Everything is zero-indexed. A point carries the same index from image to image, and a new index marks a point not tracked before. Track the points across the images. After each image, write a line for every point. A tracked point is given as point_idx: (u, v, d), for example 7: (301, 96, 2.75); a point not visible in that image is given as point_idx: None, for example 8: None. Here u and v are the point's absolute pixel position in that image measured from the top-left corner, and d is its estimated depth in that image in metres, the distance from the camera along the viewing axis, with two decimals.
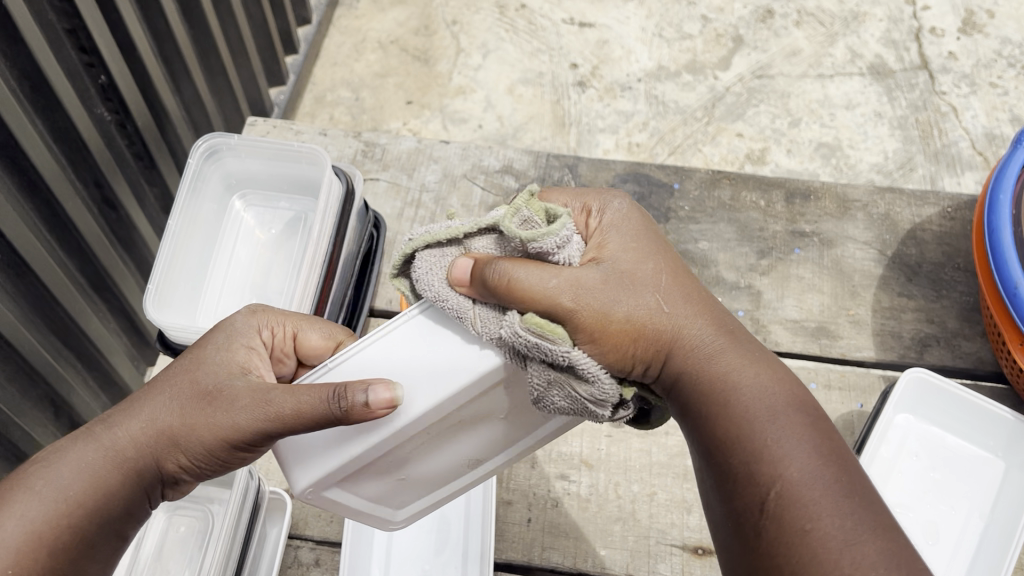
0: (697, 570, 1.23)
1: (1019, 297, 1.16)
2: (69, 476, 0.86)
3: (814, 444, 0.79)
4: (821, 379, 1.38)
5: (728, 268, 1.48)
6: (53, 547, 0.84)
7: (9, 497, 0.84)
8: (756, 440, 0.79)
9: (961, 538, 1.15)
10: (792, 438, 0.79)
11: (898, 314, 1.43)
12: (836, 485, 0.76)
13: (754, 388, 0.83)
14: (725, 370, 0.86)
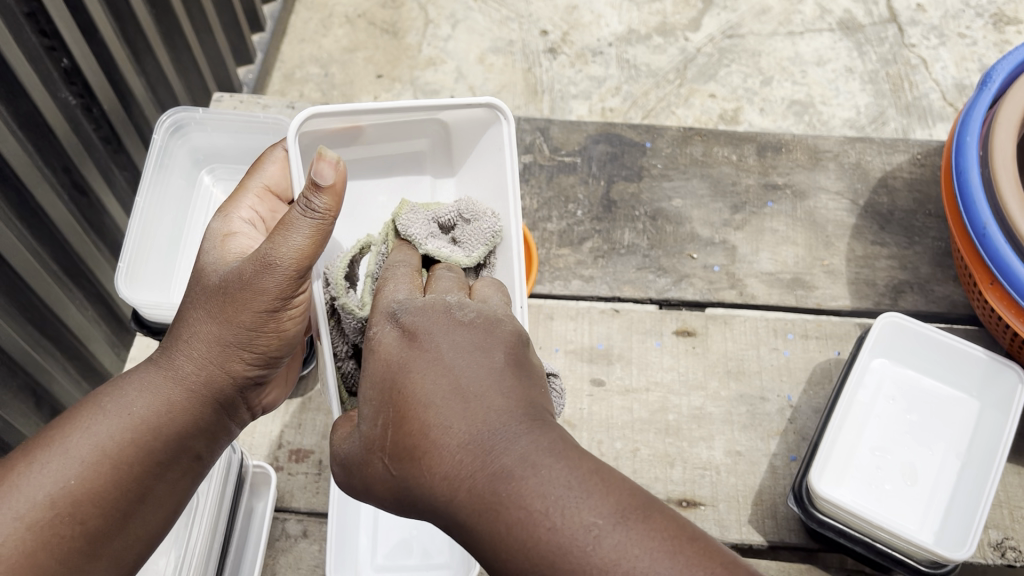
0: None
1: (988, 236, 1.17)
2: (143, 407, 0.94)
3: (630, 521, 0.66)
4: (798, 329, 1.39)
5: (702, 225, 1.49)
6: (132, 462, 0.91)
7: (79, 448, 0.90)
8: (472, 469, 0.72)
9: (941, 477, 1.16)
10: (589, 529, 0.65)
11: (872, 262, 1.44)
12: (569, 485, 0.68)
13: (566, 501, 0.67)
14: (474, 450, 0.73)
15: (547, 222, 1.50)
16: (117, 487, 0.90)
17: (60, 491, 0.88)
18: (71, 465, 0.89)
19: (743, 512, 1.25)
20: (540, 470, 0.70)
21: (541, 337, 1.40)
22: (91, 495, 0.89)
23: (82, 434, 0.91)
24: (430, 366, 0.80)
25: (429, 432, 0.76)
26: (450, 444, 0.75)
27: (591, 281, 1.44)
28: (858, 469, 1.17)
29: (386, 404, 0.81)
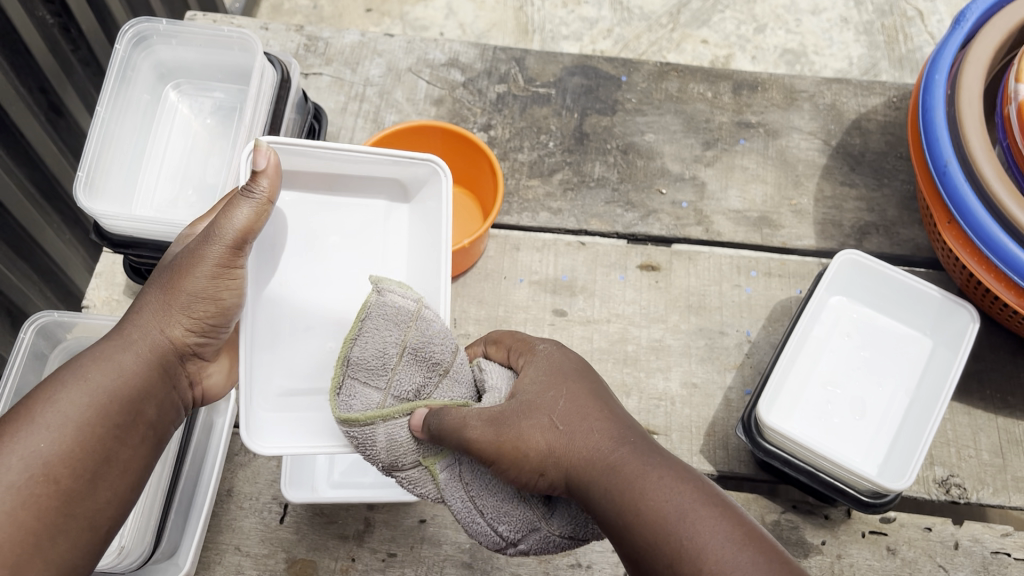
0: None
1: (949, 174, 1.17)
2: (99, 376, 0.90)
3: (758, 551, 0.70)
4: (761, 267, 1.40)
5: (674, 160, 1.49)
6: (95, 423, 0.88)
7: (39, 414, 0.86)
8: (626, 504, 0.76)
9: (889, 412, 1.18)
10: (732, 555, 0.70)
11: (839, 203, 1.44)
12: (714, 529, 0.72)
13: (717, 533, 0.71)
14: (646, 463, 0.78)
15: (517, 152, 1.49)
16: (79, 447, 0.86)
17: (25, 449, 0.84)
18: (40, 433, 0.85)
19: (695, 443, 1.27)
20: (687, 519, 0.73)
21: (506, 268, 1.40)
22: (55, 455, 0.85)
23: (48, 407, 0.86)
24: (570, 396, 0.86)
25: (573, 465, 0.81)
26: (627, 455, 0.79)
27: (559, 214, 1.44)
28: (809, 400, 1.19)
29: (524, 414, 0.85)
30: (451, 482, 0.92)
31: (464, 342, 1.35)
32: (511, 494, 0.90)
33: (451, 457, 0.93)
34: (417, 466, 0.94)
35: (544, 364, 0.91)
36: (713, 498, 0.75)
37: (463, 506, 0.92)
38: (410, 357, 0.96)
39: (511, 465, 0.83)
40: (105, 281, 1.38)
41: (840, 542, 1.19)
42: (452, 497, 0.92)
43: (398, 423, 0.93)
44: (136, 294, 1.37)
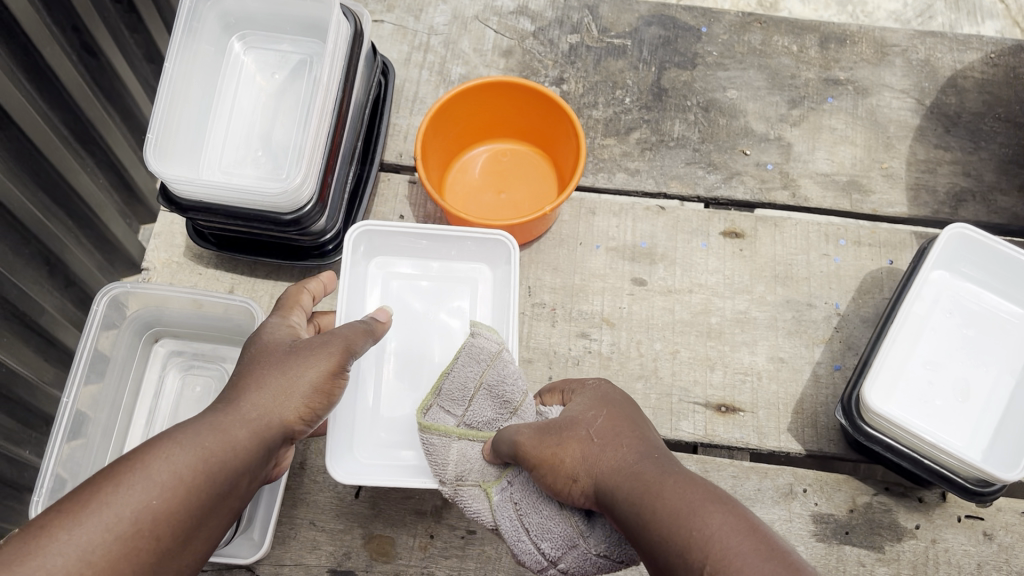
0: (720, 428, 1.22)
1: None
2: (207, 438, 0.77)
3: (760, 542, 0.63)
4: (851, 235, 1.33)
5: (758, 119, 1.41)
6: (198, 490, 0.74)
7: (142, 465, 0.72)
8: (639, 492, 0.75)
9: (993, 396, 1.13)
10: (735, 539, 0.64)
11: (933, 167, 1.37)
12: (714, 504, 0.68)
13: (722, 524, 0.66)
14: (669, 472, 0.76)
15: (592, 109, 1.42)
16: (177, 510, 0.72)
17: (126, 501, 0.70)
18: (149, 487, 0.71)
19: (783, 421, 1.22)
20: (692, 495, 0.70)
21: (582, 232, 1.34)
22: (152, 514, 0.71)
23: (159, 460, 0.73)
24: (608, 416, 0.89)
25: (598, 466, 0.82)
26: (654, 467, 0.78)
27: (637, 175, 1.37)
28: (909, 381, 1.13)
29: (567, 429, 0.88)
30: (503, 503, 0.97)
31: (539, 311, 1.29)
32: (553, 513, 0.93)
33: (506, 479, 0.99)
34: (477, 487, 1.00)
35: (594, 397, 0.94)
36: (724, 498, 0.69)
37: (511, 525, 0.96)
38: (489, 390, 1.04)
39: (551, 471, 0.86)
40: (163, 242, 1.32)
41: (934, 526, 1.15)
42: (502, 516, 0.97)
43: (470, 443, 1.02)
44: (196, 256, 1.31)
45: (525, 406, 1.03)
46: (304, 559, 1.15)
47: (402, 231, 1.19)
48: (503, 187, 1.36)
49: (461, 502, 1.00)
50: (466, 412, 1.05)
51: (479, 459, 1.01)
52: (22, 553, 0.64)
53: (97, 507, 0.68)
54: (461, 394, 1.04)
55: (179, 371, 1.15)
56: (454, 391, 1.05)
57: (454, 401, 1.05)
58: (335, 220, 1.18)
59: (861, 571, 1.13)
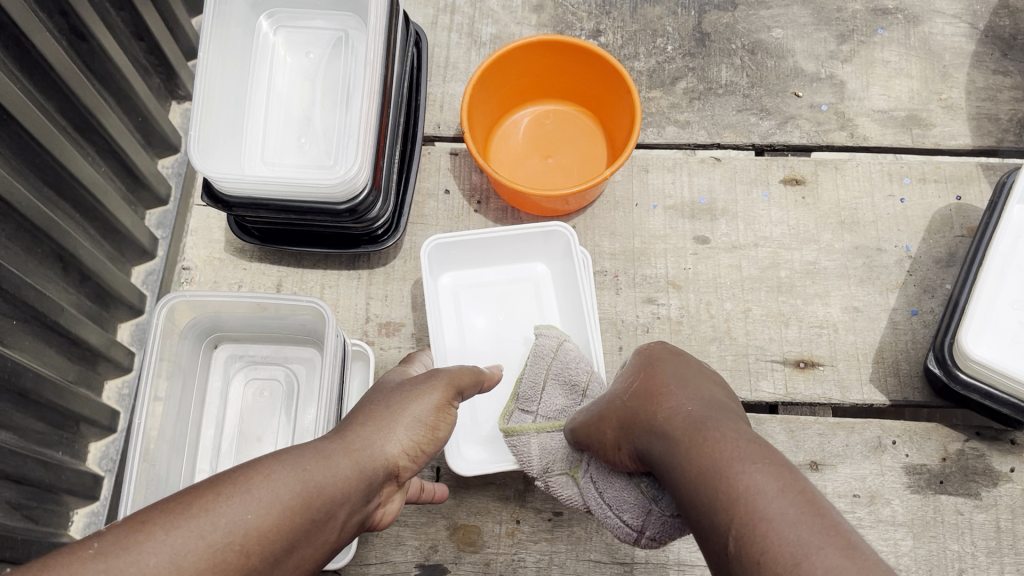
0: (801, 385, 1.18)
1: None
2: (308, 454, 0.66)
3: (801, 502, 0.50)
4: (915, 173, 1.28)
5: (807, 58, 1.34)
6: (301, 513, 0.61)
7: (241, 475, 0.60)
8: (666, 443, 0.62)
9: None
10: (772, 498, 0.51)
11: (994, 95, 1.31)
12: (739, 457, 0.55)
13: (754, 481, 0.53)
14: (700, 415, 0.62)
15: (633, 60, 1.35)
16: (273, 528, 0.59)
17: (222, 504, 0.58)
18: (252, 498, 0.59)
19: (865, 373, 1.19)
20: (717, 442, 0.57)
21: (637, 193, 1.28)
22: (251, 530, 0.58)
23: (263, 470, 0.61)
24: (642, 360, 0.75)
25: (625, 424, 0.71)
26: (682, 406, 0.64)
27: (687, 127, 1.31)
28: (1001, 323, 1.10)
29: (609, 394, 0.78)
30: (585, 482, 0.92)
31: (602, 280, 1.24)
32: (623, 481, 0.85)
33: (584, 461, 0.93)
34: (565, 474, 0.95)
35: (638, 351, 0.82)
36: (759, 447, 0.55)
37: (596, 503, 0.90)
38: (557, 378, 1.02)
39: (604, 444, 0.78)
40: (201, 239, 1.26)
41: None
42: (589, 497, 0.91)
43: (550, 435, 0.97)
44: (238, 251, 1.25)
45: (592, 385, 1.00)
46: (391, 557, 1.12)
47: (469, 241, 1.17)
48: (550, 151, 1.29)
49: (555, 492, 0.97)
50: (541, 405, 1.02)
51: (562, 447, 0.96)
52: (111, 549, 0.53)
53: (195, 514, 0.56)
54: (533, 389, 1.03)
55: (244, 376, 1.10)
56: (527, 389, 1.03)
57: (530, 396, 1.03)
58: (387, 207, 1.11)
59: (959, 519, 1.12)
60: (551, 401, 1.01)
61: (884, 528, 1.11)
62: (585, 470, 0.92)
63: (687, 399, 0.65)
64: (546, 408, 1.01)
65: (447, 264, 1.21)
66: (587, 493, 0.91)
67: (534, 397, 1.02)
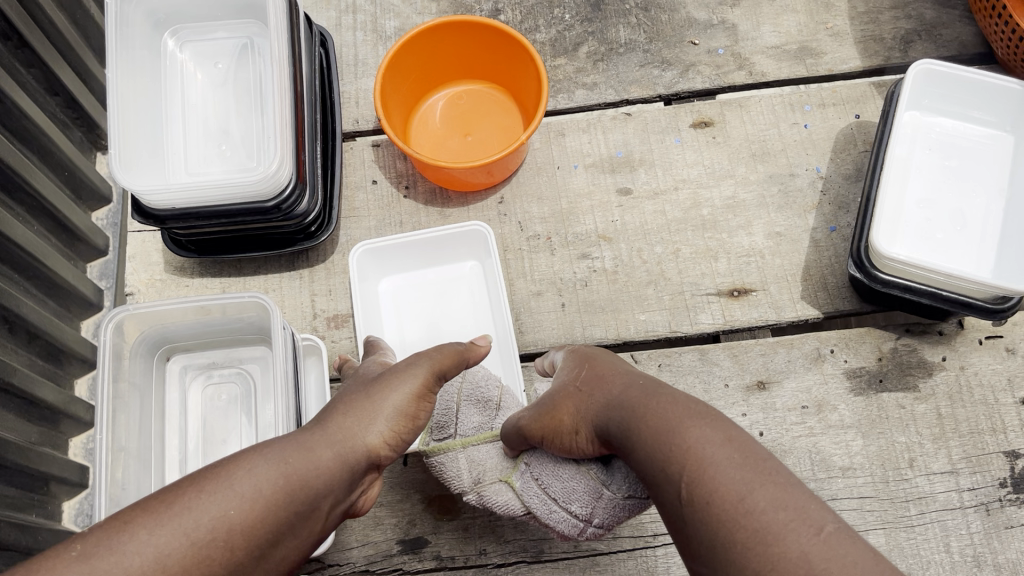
0: (737, 312, 1.24)
1: None
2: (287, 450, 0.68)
3: (745, 450, 0.57)
4: (814, 100, 1.35)
5: (698, 7, 1.40)
6: (280, 505, 0.64)
7: (221, 470, 0.64)
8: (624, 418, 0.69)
9: (989, 217, 1.16)
10: (715, 450, 0.58)
11: (876, 17, 1.39)
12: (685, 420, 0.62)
13: (701, 434, 0.59)
14: (652, 392, 0.69)
15: (534, 33, 1.40)
16: (254, 521, 0.62)
17: (203, 500, 0.61)
18: (233, 494, 0.62)
19: (796, 292, 1.25)
20: (671, 409, 0.64)
21: (557, 156, 1.33)
22: (233, 524, 0.61)
23: (241, 470, 0.64)
24: (591, 366, 0.83)
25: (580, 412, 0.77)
26: (636, 390, 0.72)
27: (596, 88, 1.37)
28: (910, 220, 1.16)
29: (553, 390, 0.83)
30: (526, 483, 0.91)
31: (537, 243, 1.28)
32: (572, 475, 0.86)
33: (524, 462, 0.92)
34: (500, 482, 0.94)
35: (572, 360, 0.88)
36: (710, 410, 0.62)
37: (538, 501, 0.90)
38: (469, 397, 1.00)
39: (554, 436, 0.80)
40: (140, 263, 1.28)
41: (959, 354, 1.20)
42: (529, 496, 0.91)
43: (477, 447, 0.95)
44: (178, 269, 1.27)
45: (504, 399, 1.02)
46: (372, 537, 1.15)
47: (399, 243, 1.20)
48: (469, 129, 1.34)
49: (489, 502, 0.95)
50: (459, 424, 0.99)
51: (490, 458, 0.95)
52: (91, 550, 0.57)
53: (179, 511, 0.60)
54: (447, 409, 0.99)
55: (200, 384, 1.12)
56: (441, 408, 0.99)
57: (446, 414, 0.99)
58: (316, 199, 1.14)
59: (902, 412, 1.18)
60: (469, 417, 0.99)
61: (835, 432, 1.17)
62: (527, 468, 0.91)
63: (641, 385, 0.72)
64: (463, 426, 0.98)
65: (387, 270, 1.25)
66: (532, 494, 0.91)
67: (450, 419, 0.99)
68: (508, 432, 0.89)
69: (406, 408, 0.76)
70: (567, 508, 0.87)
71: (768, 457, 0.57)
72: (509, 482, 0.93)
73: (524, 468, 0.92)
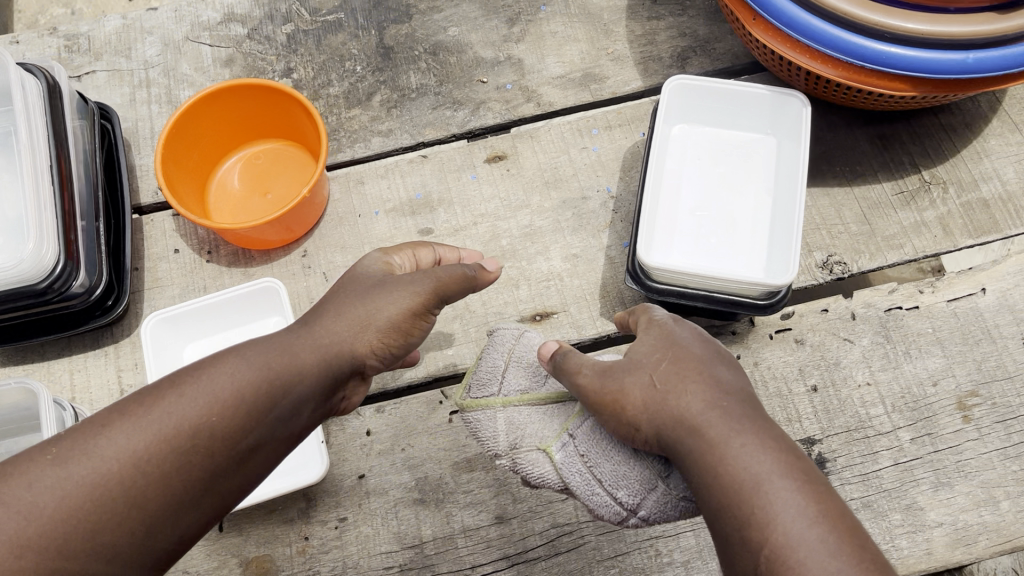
0: (540, 336, 1.27)
1: None
2: (248, 364, 0.79)
3: (831, 529, 0.71)
4: (601, 123, 1.40)
5: (484, 47, 1.45)
6: (220, 418, 0.75)
7: (131, 411, 0.74)
8: (705, 449, 0.79)
9: (758, 222, 1.21)
10: (802, 527, 0.71)
11: (653, 38, 1.45)
12: (796, 485, 0.74)
13: (791, 501, 0.72)
14: (730, 430, 0.79)
15: (328, 87, 1.43)
16: (154, 449, 0.72)
17: (87, 447, 0.72)
18: (139, 428, 0.73)
19: (596, 309, 1.28)
20: (762, 466, 0.75)
21: (358, 205, 1.35)
22: (128, 458, 0.71)
23: (284, 342, 0.83)
24: (673, 358, 0.86)
25: (666, 403, 0.83)
26: (707, 415, 0.80)
27: (391, 135, 1.40)
28: (683, 231, 1.21)
29: (621, 369, 0.88)
30: (568, 459, 0.95)
31: None
32: (629, 457, 0.94)
33: (568, 434, 0.96)
34: (537, 451, 0.97)
35: (660, 333, 0.91)
36: (796, 464, 0.76)
37: (580, 479, 0.95)
38: (516, 362, 1.05)
39: (612, 414, 0.88)
40: None
41: (753, 350, 1.24)
42: (570, 473, 0.96)
43: (516, 408, 0.99)
44: None
45: None
46: None
47: (193, 308, 1.20)
48: (267, 188, 1.35)
49: (522, 470, 0.98)
50: (508, 386, 1.03)
51: (530, 422, 0.99)
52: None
53: (79, 458, 0.71)
54: (490, 373, 1.04)
55: None
56: (483, 374, 1.04)
57: (494, 375, 1.04)
58: (97, 276, 1.16)
59: None
60: (532, 377, 1.04)
61: None
62: (573, 436, 0.96)
63: (728, 415, 0.80)
64: (530, 382, 1.03)
65: (187, 336, 1.24)
66: (568, 468, 0.95)
67: (500, 381, 1.03)
68: (577, 384, 0.91)
69: (387, 321, 0.88)
70: (623, 509, 0.95)
71: (855, 539, 0.71)
72: (546, 451, 0.96)
73: (573, 433, 0.96)
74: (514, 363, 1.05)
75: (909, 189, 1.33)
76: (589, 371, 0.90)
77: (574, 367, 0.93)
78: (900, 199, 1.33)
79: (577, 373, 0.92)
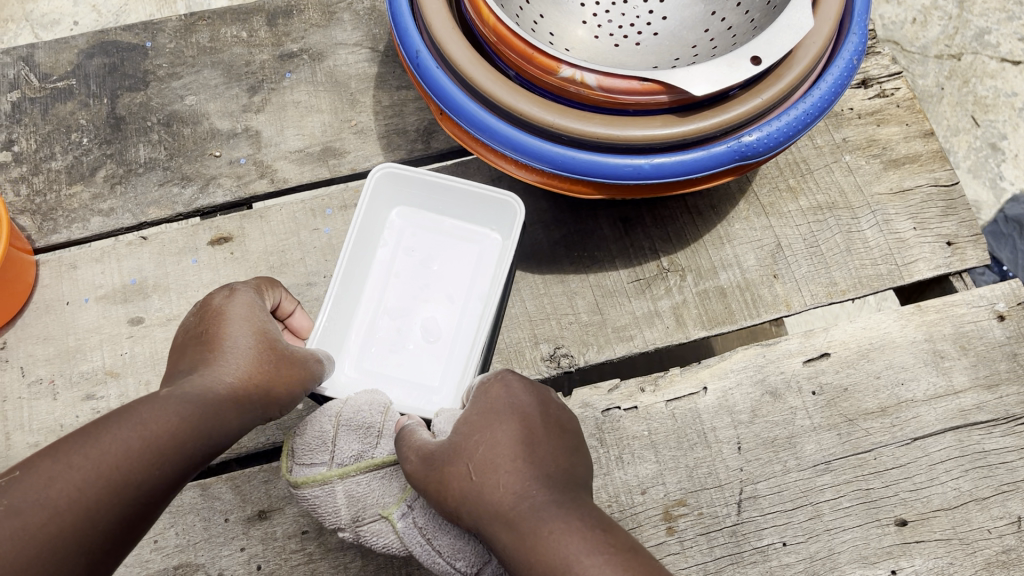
0: (243, 438, 1.19)
1: (422, 65, 1.06)
2: (122, 434, 0.77)
3: None
4: (335, 203, 1.33)
5: (221, 117, 1.38)
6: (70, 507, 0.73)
7: None
8: (521, 526, 0.78)
9: (458, 329, 1.29)
10: None
11: (400, 109, 1.41)
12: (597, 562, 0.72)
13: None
14: (542, 520, 0.77)
15: (50, 161, 1.34)
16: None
17: None
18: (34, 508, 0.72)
19: (308, 407, 1.21)
20: (569, 542, 0.74)
21: (66, 292, 1.27)
22: None
23: (103, 435, 0.77)
24: (487, 440, 0.86)
25: (486, 490, 0.82)
26: (525, 497, 0.80)
27: (112, 214, 1.32)
28: (383, 332, 1.28)
29: (450, 457, 0.87)
30: (409, 530, 0.97)
31: (37, 389, 1.21)
32: (463, 533, 0.97)
33: (406, 504, 0.98)
34: (380, 519, 0.98)
35: (483, 404, 0.91)
36: (604, 539, 0.75)
37: (421, 549, 0.97)
38: (348, 425, 1.02)
39: (440, 504, 0.86)
40: None
41: None
42: (411, 542, 0.97)
43: (355, 480, 0.98)
44: None
45: (387, 424, 1.05)
46: None
47: None
48: None
49: (368, 541, 0.99)
50: (335, 452, 1.00)
51: (371, 493, 0.98)
52: None
53: None
54: (321, 439, 1.01)
55: None
56: (310, 445, 1.00)
57: (319, 447, 1.00)
58: None
59: None
60: (353, 442, 1.01)
61: (333, 555, 1.12)
62: (403, 512, 0.97)
63: (538, 499, 0.80)
64: (341, 452, 1.00)
65: None
66: (412, 541, 0.97)
67: (331, 445, 1.00)
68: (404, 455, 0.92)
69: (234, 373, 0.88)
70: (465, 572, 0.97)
71: None
72: (393, 517, 0.97)
73: (409, 509, 0.98)
74: (342, 421, 1.02)
75: (645, 277, 1.28)
76: (422, 458, 0.90)
77: (412, 461, 0.91)
78: (634, 287, 1.27)
79: (421, 459, 0.90)
